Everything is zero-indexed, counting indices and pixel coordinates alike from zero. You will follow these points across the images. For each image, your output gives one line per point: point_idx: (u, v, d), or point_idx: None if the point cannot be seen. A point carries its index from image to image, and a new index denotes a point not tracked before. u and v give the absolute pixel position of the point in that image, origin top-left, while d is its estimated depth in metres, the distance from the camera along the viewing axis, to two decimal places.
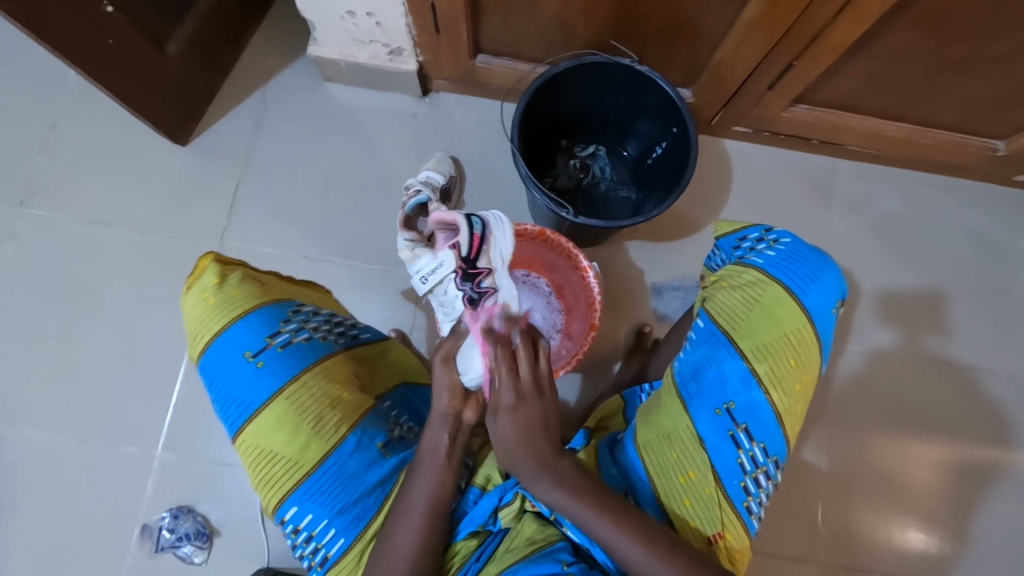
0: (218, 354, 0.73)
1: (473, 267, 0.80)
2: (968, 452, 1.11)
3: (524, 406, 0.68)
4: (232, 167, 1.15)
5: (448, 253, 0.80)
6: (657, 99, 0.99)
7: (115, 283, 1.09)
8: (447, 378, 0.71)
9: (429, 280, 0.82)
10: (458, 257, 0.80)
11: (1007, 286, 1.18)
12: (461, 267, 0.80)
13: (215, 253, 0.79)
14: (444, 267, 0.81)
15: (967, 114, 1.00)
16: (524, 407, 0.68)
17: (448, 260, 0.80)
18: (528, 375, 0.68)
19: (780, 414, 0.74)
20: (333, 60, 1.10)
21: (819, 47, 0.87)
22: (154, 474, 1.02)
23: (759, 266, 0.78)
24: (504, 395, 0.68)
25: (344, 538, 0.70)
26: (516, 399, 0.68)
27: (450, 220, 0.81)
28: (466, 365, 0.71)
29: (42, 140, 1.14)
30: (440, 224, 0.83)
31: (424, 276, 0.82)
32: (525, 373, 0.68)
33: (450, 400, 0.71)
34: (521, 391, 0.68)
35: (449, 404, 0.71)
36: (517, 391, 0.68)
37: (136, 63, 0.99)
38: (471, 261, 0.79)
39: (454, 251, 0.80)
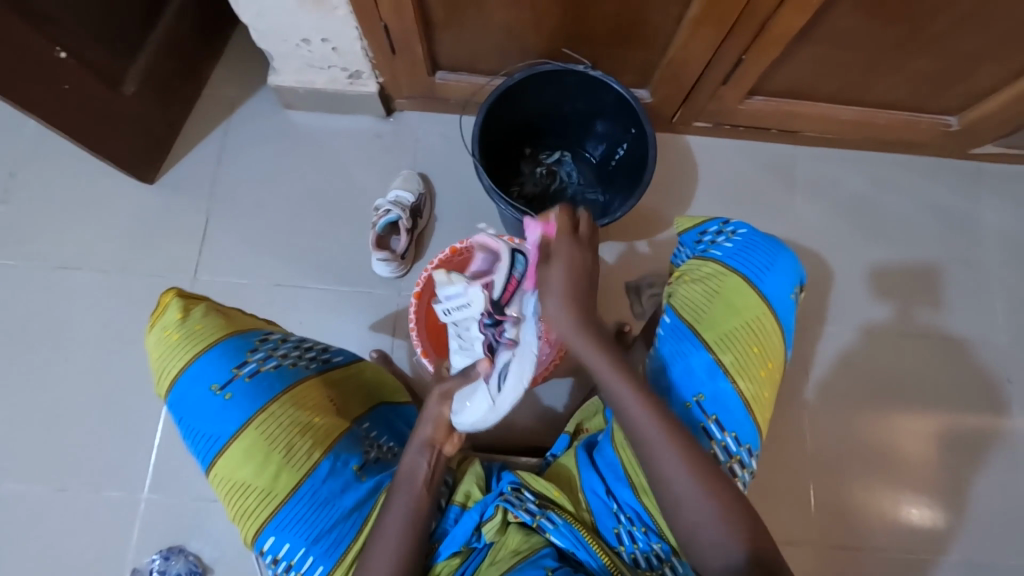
0: (185, 390, 0.74)
1: (501, 311, 0.76)
2: (950, 420, 1.13)
3: (576, 250, 0.69)
4: (200, 203, 1.15)
5: (478, 293, 0.76)
6: (613, 101, 1.01)
7: (88, 327, 1.08)
8: (437, 411, 0.74)
9: (454, 315, 0.80)
10: (487, 300, 0.76)
11: (972, 255, 1.20)
12: (489, 309, 0.76)
13: (177, 290, 0.79)
14: (468, 307, 0.77)
15: (914, 93, 1.03)
16: (577, 251, 0.69)
17: (477, 301, 0.76)
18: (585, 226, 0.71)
19: (748, 402, 0.75)
20: (293, 87, 1.11)
21: (764, 38, 0.89)
22: (141, 518, 1.01)
23: (719, 259, 0.80)
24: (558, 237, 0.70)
25: (323, 565, 0.70)
26: (570, 242, 0.69)
27: (495, 249, 0.80)
28: (460, 409, 0.72)
29: (5, 190, 1.14)
30: (484, 248, 0.81)
31: (450, 308, 0.79)
32: (584, 229, 0.71)
33: (434, 431, 0.73)
34: (576, 237, 0.70)
35: (431, 435, 0.73)
36: (571, 237, 0.70)
37: (94, 106, 0.99)
38: (500, 305, 0.76)
39: (484, 291, 0.76)
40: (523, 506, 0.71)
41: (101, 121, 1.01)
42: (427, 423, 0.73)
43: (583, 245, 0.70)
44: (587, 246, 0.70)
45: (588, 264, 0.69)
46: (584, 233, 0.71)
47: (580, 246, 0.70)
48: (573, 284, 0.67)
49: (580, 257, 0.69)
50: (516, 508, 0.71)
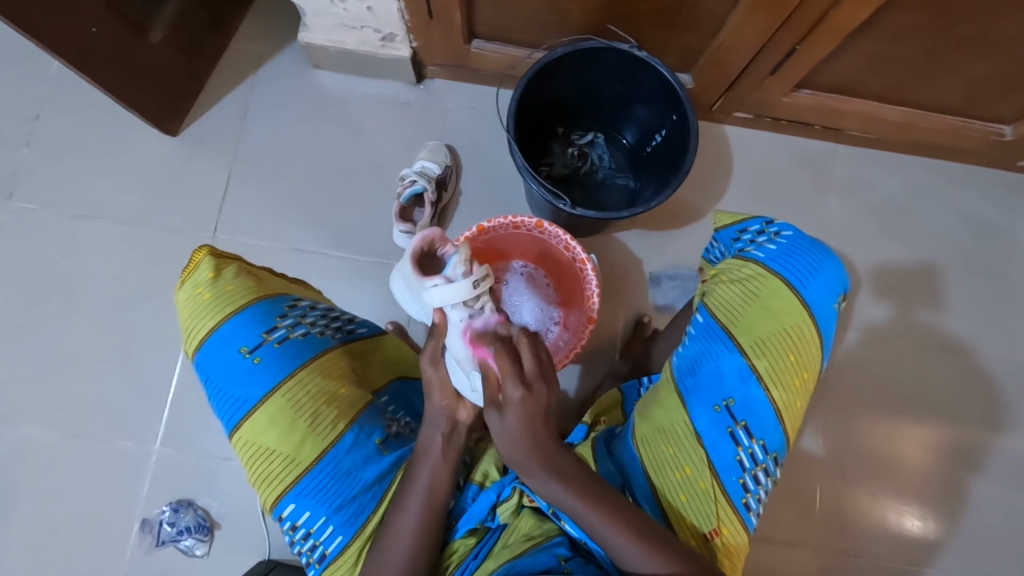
0: (213, 351, 0.73)
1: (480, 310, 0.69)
2: (963, 437, 1.11)
3: (531, 398, 0.63)
4: (222, 159, 1.12)
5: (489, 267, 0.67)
6: (655, 85, 0.96)
7: (106, 276, 1.08)
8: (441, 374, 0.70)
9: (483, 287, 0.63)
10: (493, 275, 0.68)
11: (1009, 273, 1.17)
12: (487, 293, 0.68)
13: (210, 247, 0.78)
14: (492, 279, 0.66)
15: (971, 98, 0.98)
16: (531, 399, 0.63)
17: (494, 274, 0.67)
18: (531, 365, 0.64)
19: (780, 410, 0.74)
20: (323, 46, 1.07)
21: (822, 29, 0.84)
22: (152, 469, 1.02)
23: (760, 260, 0.77)
24: (510, 388, 0.63)
25: (342, 535, 0.70)
26: (522, 391, 0.63)
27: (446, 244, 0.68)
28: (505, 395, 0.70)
29: (28, 132, 1.12)
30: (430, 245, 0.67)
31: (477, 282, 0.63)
32: (529, 364, 0.64)
33: (442, 398, 0.71)
34: (527, 380, 0.63)
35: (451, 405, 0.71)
36: (523, 382, 0.63)
37: (119, 51, 0.96)
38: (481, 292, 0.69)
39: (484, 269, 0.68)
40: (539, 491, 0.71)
41: (128, 69, 0.99)
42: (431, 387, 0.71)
43: (546, 380, 0.64)
44: (547, 378, 0.65)
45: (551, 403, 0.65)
46: (530, 371, 0.64)
47: (539, 386, 0.64)
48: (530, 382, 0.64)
49: (540, 400, 0.64)
50: (533, 492, 0.71)
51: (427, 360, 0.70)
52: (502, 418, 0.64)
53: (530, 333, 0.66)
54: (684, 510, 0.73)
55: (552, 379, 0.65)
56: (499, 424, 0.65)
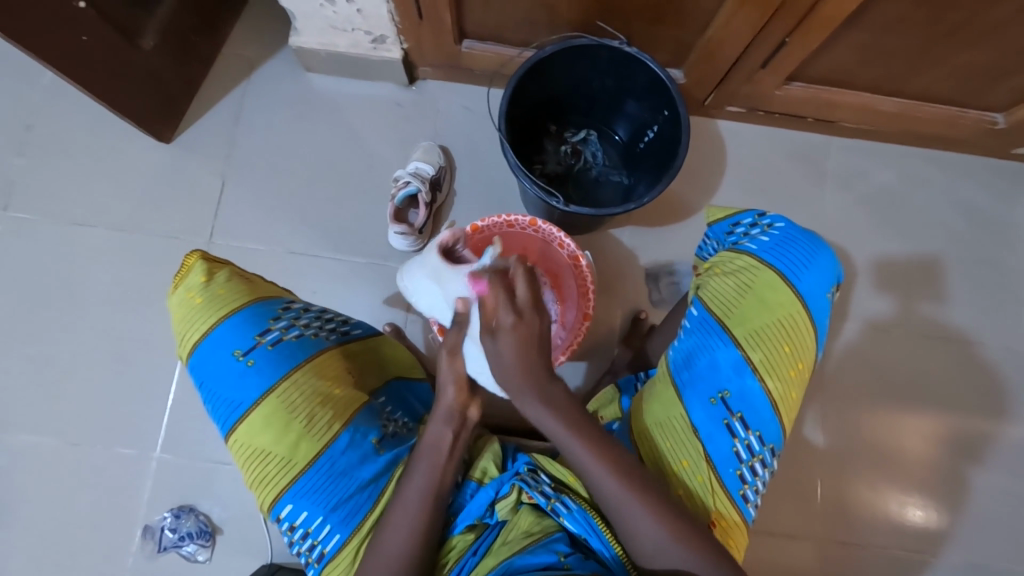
0: (207, 354, 0.73)
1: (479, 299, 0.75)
2: (963, 425, 1.11)
3: (523, 324, 0.66)
4: (217, 164, 1.13)
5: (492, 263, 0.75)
6: (646, 80, 0.96)
7: (103, 284, 1.08)
8: None
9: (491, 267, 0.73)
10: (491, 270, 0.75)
11: (1006, 261, 1.17)
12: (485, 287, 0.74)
13: (201, 252, 0.78)
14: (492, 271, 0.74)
15: (963, 86, 0.98)
16: (523, 325, 0.66)
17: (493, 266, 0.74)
18: (525, 294, 0.67)
19: (775, 401, 0.74)
20: (314, 50, 1.08)
21: (811, 21, 0.84)
22: (153, 475, 1.02)
23: (753, 252, 0.77)
24: (503, 314, 0.67)
25: (340, 534, 0.71)
26: (515, 317, 0.66)
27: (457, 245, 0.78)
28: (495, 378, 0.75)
29: (22, 142, 1.12)
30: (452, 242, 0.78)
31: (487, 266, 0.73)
32: (523, 293, 0.67)
33: (456, 395, 0.72)
34: (520, 309, 0.67)
35: (450, 401, 0.72)
36: (516, 309, 0.67)
37: (110, 59, 0.96)
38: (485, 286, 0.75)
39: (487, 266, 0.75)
40: (538, 488, 0.71)
41: (120, 76, 0.99)
42: (448, 386, 0.72)
43: (539, 309, 0.68)
44: (539, 307, 0.68)
45: (543, 331, 0.68)
46: (524, 300, 0.67)
47: (532, 313, 0.67)
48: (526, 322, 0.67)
49: (532, 325, 0.67)
50: (532, 489, 0.71)
51: (445, 353, 0.73)
52: (495, 344, 0.67)
53: (525, 265, 0.69)
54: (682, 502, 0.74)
55: (544, 308, 0.68)
56: (494, 350, 0.68)
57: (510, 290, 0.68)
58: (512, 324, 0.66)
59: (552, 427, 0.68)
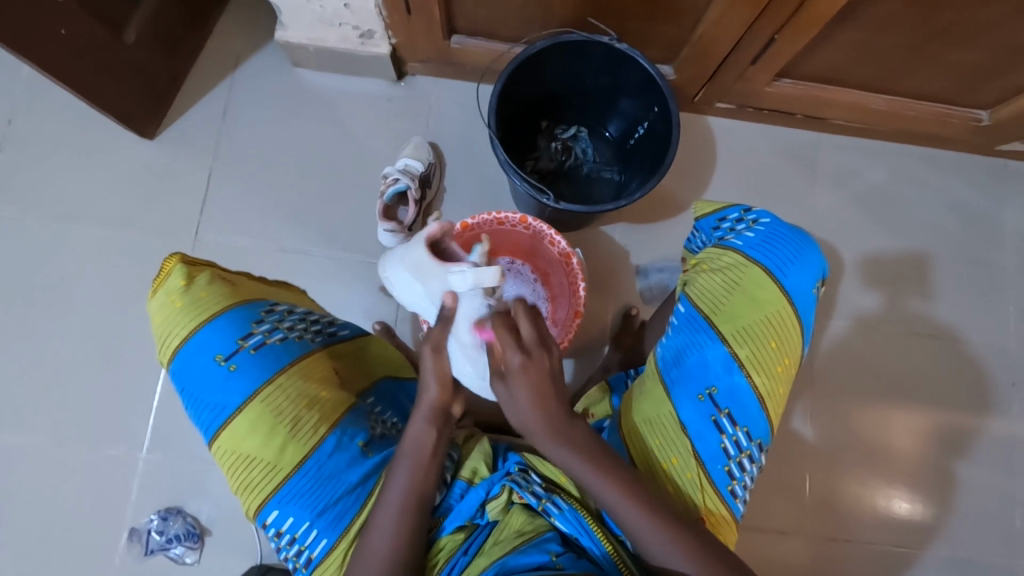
0: (189, 359, 0.72)
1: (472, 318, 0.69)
2: (948, 419, 1.13)
3: (532, 363, 0.65)
4: (202, 161, 1.11)
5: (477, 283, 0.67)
6: (636, 77, 0.96)
7: (86, 283, 1.06)
8: (428, 370, 0.70)
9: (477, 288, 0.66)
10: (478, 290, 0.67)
11: (990, 257, 1.18)
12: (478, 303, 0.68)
13: (181, 255, 0.76)
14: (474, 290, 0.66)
15: (950, 84, 0.99)
16: (533, 365, 0.65)
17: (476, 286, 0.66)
18: (530, 334, 0.65)
19: (763, 397, 0.74)
20: (302, 44, 1.06)
21: (801, 18, 0.84)
22: (139, 477, 1.01)
23: (739, 249, 0.78)
24: (511, 356, 0.65)
25: (326, 539, 0.70)
26: (523, 358, 0.64)
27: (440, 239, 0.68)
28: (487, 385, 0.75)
29: (0, 137, 1.09)
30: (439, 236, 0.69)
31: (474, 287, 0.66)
32: (528, 333, 0.65)
33: (439, 391, 0.70)
34: (527, 348, 0.65)
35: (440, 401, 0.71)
36: (523, 349, 0.65)
37: (91, 53, 0.94)
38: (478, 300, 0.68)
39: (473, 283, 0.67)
40: (529, 487, 0.71)
41: (102, 70, 0.97)
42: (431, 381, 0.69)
43: (546, 345, 0.66)
44: (546, 343, 0.66)
45: (554, 366, 0.66)
46: (530, 339, 0.65)
47: (540, 351, 0.65)
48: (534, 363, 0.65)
49: (542, 364, 0.65)
50: (523, 489, 0.71)
51: (428, 351, 0.69)
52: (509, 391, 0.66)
53: (526, 302, 0.67)
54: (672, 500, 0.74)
55: (552, 343, 0.66)
56: (507, 392, 0.67)
57: (514, 332, 0.65)
58: (522, 366, 0.64)
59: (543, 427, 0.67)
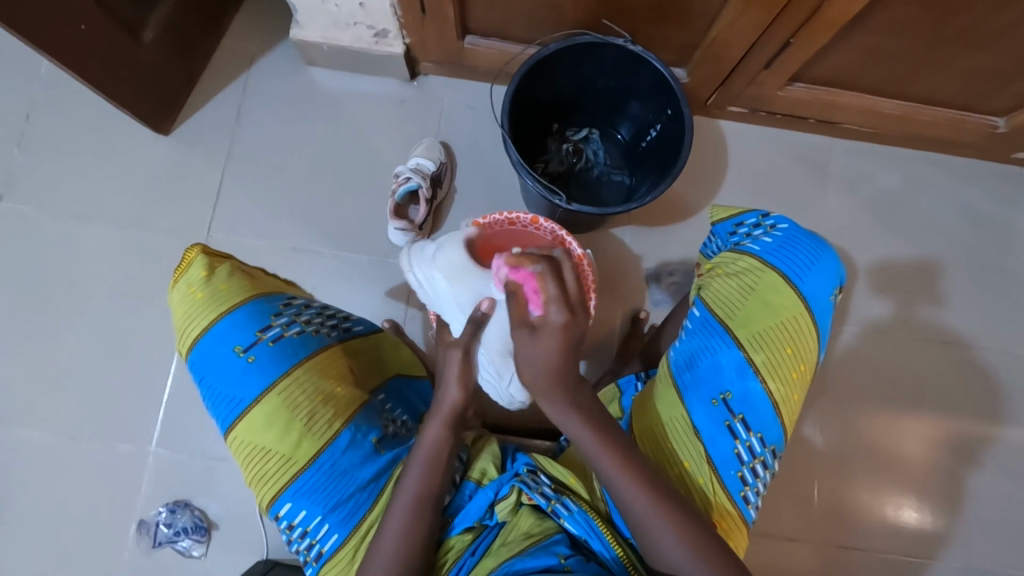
0: (208, 351, 0.72)
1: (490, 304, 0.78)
2: (959, 428, 1.11)
3: (572, 316, 0.71)
4: (215, 158, 1.12)
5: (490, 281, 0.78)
6: (650, 80, 0.96)
7: (99, 277, 1.07)
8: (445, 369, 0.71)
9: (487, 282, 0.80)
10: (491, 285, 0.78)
11: (1003, 265, 1.17)
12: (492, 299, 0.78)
13: (203, 247, 0.77)
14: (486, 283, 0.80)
15: (965, 90, 0.98)
16: (573, 317, 0.71)
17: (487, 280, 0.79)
18: (573, 286, 0.72)
19: (777, 403, 0.74)
20: (315, 43, 1.06)
21: (816, 22, 0.84)
22: (149, 471, 1.02)
23: (756, 253, 0.77)
24: (553, 306, 0.71)
25: (338, 534, 0.70)
26: (565, 308, 0.71)
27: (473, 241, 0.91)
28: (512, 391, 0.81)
29: (18, 133, 1.11)
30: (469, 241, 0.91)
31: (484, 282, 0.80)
32: (571, 285, 0.72)
33: (459, 393, 0.74)
34: (569, 300, 0.72)
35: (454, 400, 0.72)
36: (566, 300, 0.71)
37: (109, 50, 0.95)
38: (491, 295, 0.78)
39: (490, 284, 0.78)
40: (538, 489, 0.71)
41: (120, 67, 0.98)
42: (453, 383, 0.74)
43: (582, 304, 0.73)
44: (584, 301, 0.73)
45: (582, 328, 0.72)
46: (572, 291, 0.72)
47: (579, 307, 0.72)
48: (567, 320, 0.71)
49: (578, 319, 0.71)
50: (531, 490, 0.71)
51: (457, 354, 0.76)
52: (537, 344, 0.70)
53: (570, 258, 0.74)
54: None
55: (586, 305, 0.73)
56: (533, 348, 0.71)
57: (560, 282, 0.72)
58: (560, 317, 0.70)
59: None
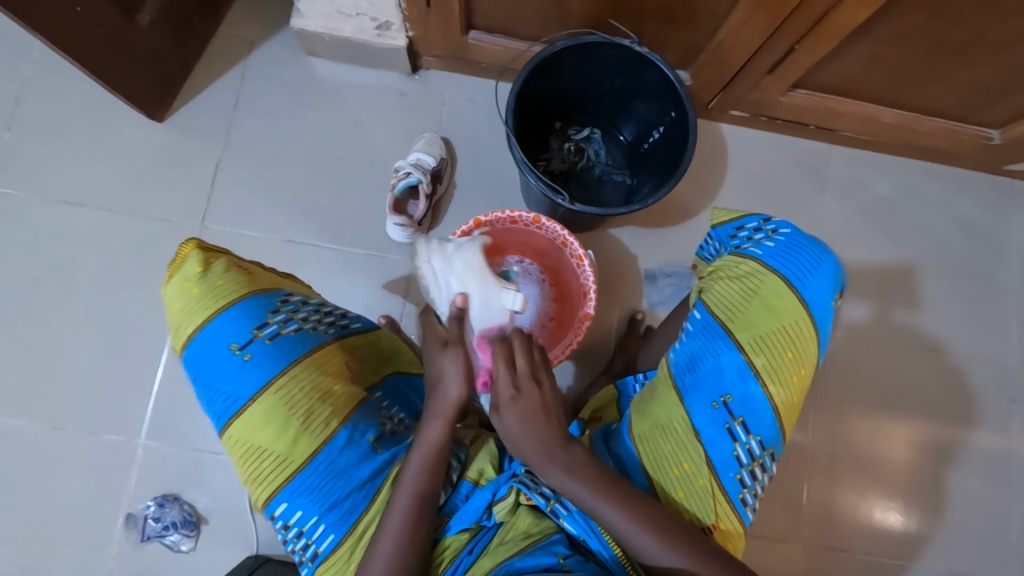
0: (203, 347, 0.71)
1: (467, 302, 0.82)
2: (946, 434, 1.13)
3: (524, 396, 0.68)
4: (211, 147, 1.10)
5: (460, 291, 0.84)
6: (655, 82, 0.96)
7: (89, 265, 1.05)
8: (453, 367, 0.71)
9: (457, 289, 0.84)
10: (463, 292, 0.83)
11: (993, 275, 1.19)
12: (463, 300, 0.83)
13: (198, 241, 0.75)
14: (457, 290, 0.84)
15: (963, 102, 1.00)
16: (524, 397, 0.67)
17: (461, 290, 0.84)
18: (523, 365, 0.69)
19: (777, 407, 0.75)
20: (316, 33, 1.05)
21: (821, 30, 0.85)
22: (137, 463, 1.00)
23: (758, 257, 0.78)
24: (502, 387, 0.68)
25: (334, 534, 0.70)
26: (514, 389, 0.68)
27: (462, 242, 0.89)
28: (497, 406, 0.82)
29: (7, 115, 1.08)
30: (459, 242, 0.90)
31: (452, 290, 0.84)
32: (522, 365, 0.69)
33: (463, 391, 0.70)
34: (518, 380, 0.68)
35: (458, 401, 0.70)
36: (514, 381, 0.68)
37: (104, 33, 0.93)
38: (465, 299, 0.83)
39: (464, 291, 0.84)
40: (537, 489, 0.71)
41: (115, 51, 0.96)
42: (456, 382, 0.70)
43: (537, 378, 0.69)
44: (537, 376, 0.69)
45: (547, 401, 0.68)
46: (524, 370, 0.69)
47: (532, 384, 0.68)
48: (526, 397, 0.68)
49: (532, 399, 0.68)
50: (531, 491, 0.71)
51: (451, 358, 0.72)
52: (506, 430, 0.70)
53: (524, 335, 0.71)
54: (683, 506, 0.74)
55: (543, 377, 0.69)
56: (501, 426, 0.69)
57: (510, 359, 0.70)
58: (512, 393, 0.68)
59: (553, 428, 0.67)
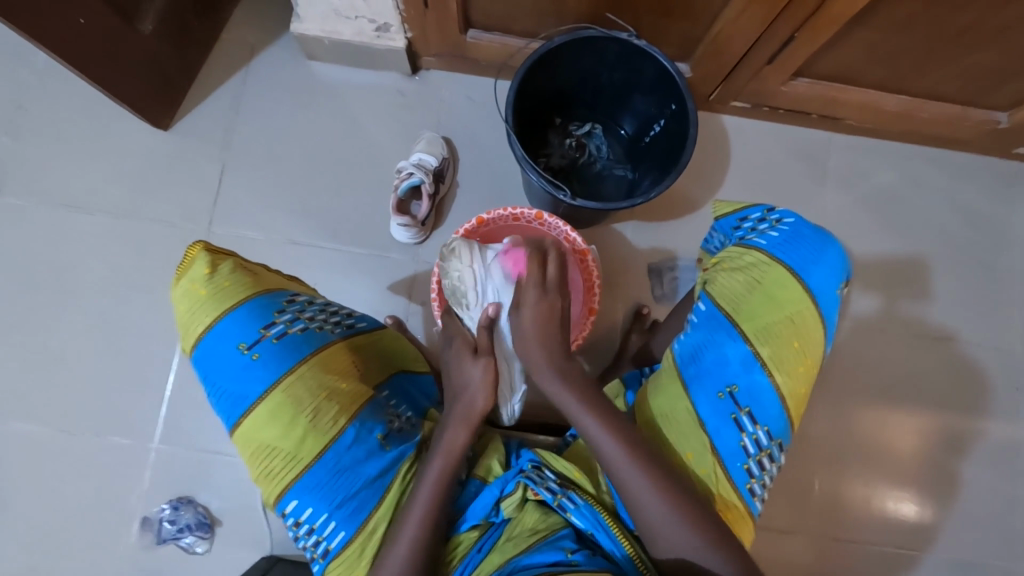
0: (211, 348, 0.72)
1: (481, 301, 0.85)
2: (958, 423, 1.12)
3: (546, 299, 0.78)
4: (215, 153, 1.11)
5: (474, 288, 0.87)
6: (654, 75, 0.95)
7: (99, 273, 1.06)
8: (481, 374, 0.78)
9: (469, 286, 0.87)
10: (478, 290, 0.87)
11: (1002, 261, 1.18)
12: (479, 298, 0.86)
13: (204, 243, 0.76)
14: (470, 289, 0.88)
15: (967, 86, 0.98)
16: (546, 301, 0.78)
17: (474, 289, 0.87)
18: (553, 275, 0.80)
19: (784, 397, 0.74)
20: (316, 37, 1.06)
21: (819, 18, 0.84)
22: (151, 466, 1.01)
23: (762, 248, 0.77)
24: (529, 291, 0.79)
25: (344, 532, 0.71)
26: (540, 293, 0.78)
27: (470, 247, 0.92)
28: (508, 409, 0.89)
29: (16, 126, 1.10)
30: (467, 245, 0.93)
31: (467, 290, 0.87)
32: (552, 273, 0.80)
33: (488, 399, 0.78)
34: (545, 286, 0.79)
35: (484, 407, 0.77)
36: (541, 286, 0.79)
37: (107, 44, 0.94)
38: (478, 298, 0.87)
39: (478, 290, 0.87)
40: (544, 484, 0.72)
41: (119, 61, 0.97)
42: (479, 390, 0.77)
43: (560, 291, 0.80)
44: (561, 291, 0.80)
45: (563, 310, 0.80)
46: (552, 278, 0.80)
47: (555, 292, 0.79)
48: (548, 310, 0.78)
49: (552, 305, 0.78)
50: (537, 485, 0.71)
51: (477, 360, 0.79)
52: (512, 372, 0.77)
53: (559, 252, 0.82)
54: None
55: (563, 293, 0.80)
56: (517, 322, 0.79)
57: (542, 271, 0.80)
58: (537, 296, 0.78)
59: None
